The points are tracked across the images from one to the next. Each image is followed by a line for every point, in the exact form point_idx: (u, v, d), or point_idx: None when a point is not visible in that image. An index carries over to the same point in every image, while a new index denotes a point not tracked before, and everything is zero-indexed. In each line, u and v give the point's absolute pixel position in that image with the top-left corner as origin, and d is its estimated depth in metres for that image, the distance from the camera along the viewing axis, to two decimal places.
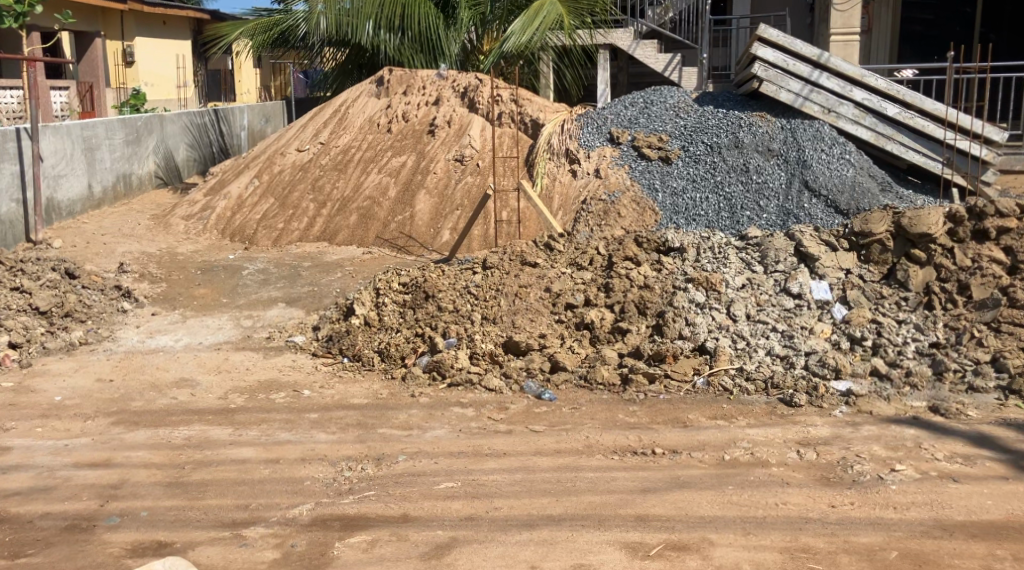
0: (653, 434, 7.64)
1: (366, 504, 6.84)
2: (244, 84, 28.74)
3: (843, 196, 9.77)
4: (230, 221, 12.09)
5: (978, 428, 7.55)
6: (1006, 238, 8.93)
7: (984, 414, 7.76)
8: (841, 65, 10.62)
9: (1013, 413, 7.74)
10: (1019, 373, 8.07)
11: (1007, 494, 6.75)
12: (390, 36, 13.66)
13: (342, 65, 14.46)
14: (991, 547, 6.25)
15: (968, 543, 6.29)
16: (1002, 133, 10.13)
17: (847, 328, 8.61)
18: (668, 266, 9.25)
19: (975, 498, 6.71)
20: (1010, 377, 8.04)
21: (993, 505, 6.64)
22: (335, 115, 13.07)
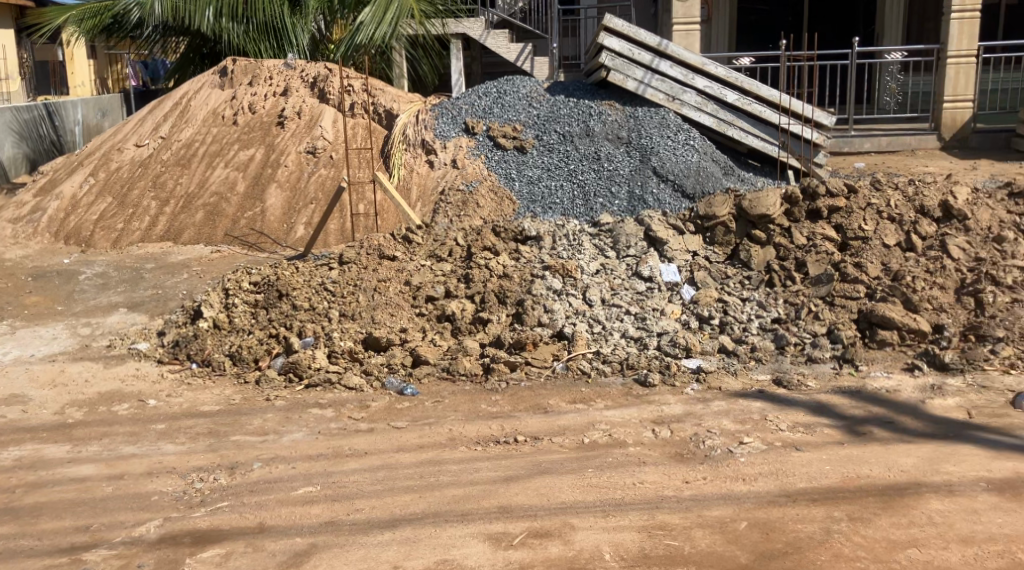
0: (515, 422, 7.67)
1: (219, 516, 6.56)
2: (77, 75, 25.88)
3: (689, 181, 10.05)
4: (63, 223, 11.31)
5: (817, 397, 8.03)
6: (835, 217, 9.57)
7: (822, 383, 8.27)
8: (682, 53, 10.93)
9: (847, 381, 8.30)
10: (853, 345, 8.58)
11: (843, 458, 7.17)
12: (232, 24, 12.99)
13: (183, 53, 13.70)
14: (829, 510, 6.62)
15: (809, 508, 6.63)
16: (831, 117, 10.62)
17: (696, 308, 8.94)
18: (525, 255, 9.28)
19: (815, 465, 7.10)
20: (844, 348, 8.56)
21: (831, 469, 7.04)
22: (175, 107, 12.29)
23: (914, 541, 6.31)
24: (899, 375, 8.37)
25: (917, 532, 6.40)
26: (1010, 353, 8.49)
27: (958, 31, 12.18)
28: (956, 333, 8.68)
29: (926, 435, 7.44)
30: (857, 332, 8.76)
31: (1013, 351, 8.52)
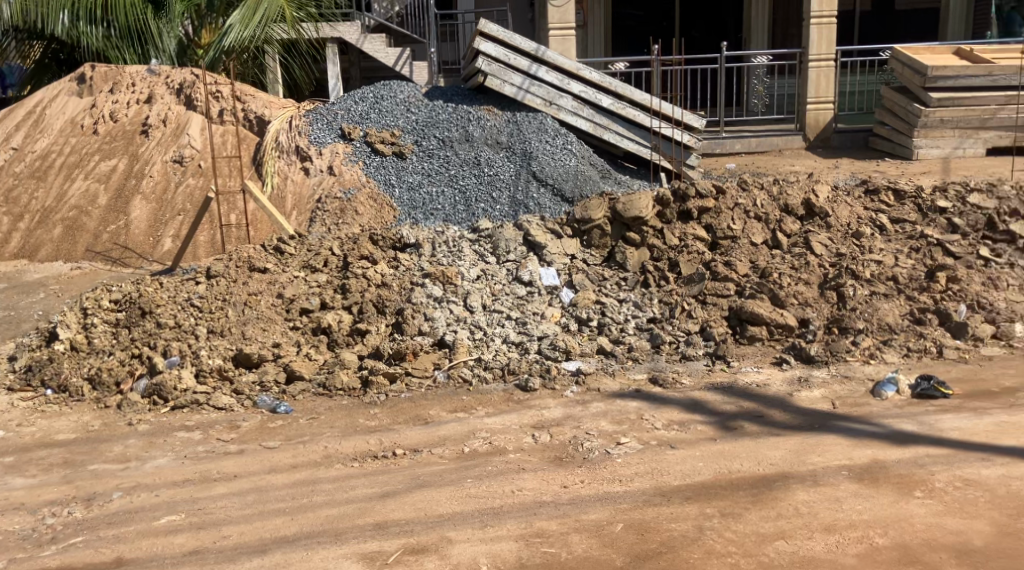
0: (393, 436, 7.52)
1: (72, 554, 6.27)
2: None
3: (569, 184, 10.04)
4: None
5: (691, 395, 8.17)
6: (706, 217, 9.71)
7: (696, 380, 8.42)
8: (557, 58, 10.94)
9: (720, 376, 8.46)
10: (723, 342, 8.81)
11: (716, 454, 7.31)
12: (91, 28, 12.28)
13: (40, 60, 12.94)
14: (702, 507, 6.74)
15: (683, 506, 6.75)
16: (700, 119, 10.83)
17: (575, 310, 8.98)
18: (404, 263, 9.11)
19: (688, 462, 7.22)
20: (715, 345, 8.77)
21: (704, 466, 7.17)
22: (29, 116, 11.55)
23: (781, 533, 6.48)
24: (768, 369, 8.58)
25: (783, 523, 6.57)
26: (869, 344, 8.71)
27: (816, 36, 12.67)
28: (821, 326, 8.92)
29: (793, 428, 7.66)
30: (729, 329, 8.99)
31: (873, 343, 8.75)
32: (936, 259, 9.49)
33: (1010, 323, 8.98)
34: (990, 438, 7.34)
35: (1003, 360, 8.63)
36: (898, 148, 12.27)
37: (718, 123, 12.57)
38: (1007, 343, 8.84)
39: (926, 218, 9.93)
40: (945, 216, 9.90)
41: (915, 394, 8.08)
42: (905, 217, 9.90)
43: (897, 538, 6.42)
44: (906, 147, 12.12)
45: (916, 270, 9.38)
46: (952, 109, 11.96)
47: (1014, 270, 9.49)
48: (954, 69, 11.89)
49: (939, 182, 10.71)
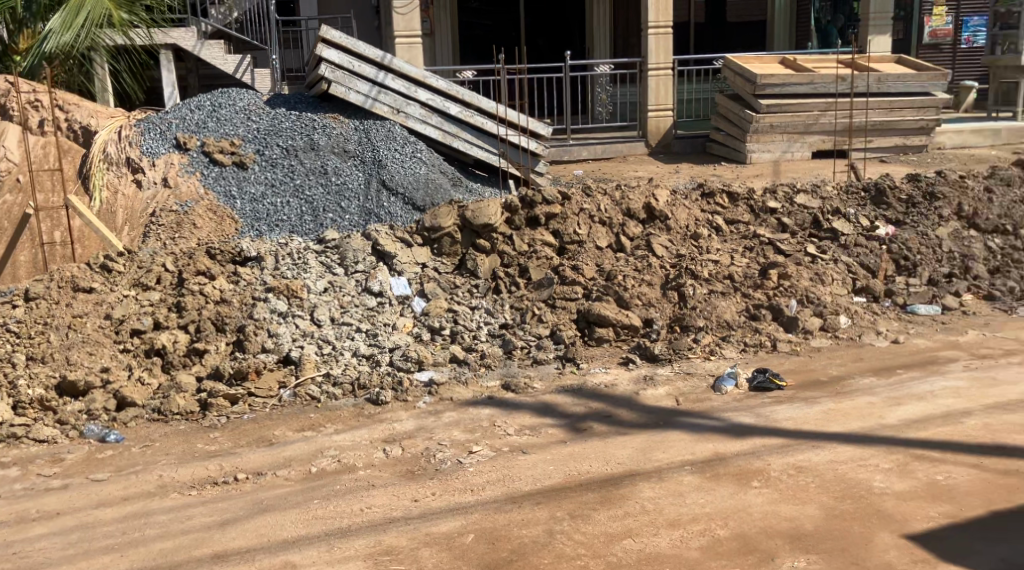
0: (235, 460, 7.25)
1: None
2: None
3: (420, 193, 9.94)
4: None
5: (543, 398, 8.16)
6: (553, 223, 9.78)
7: (547, 384, 8.41)
8: (402, 66, 10.83)
9: (571, 379, 8.48)
10: (572, 344, 8.92)
11: (566, 457, 7.32)
12: None
13: None
14: (552, 510, 6.72)
15: (533, 511, 6.71)
16: (547, 127, 10.97)
17: (427, 320, 8.90)
18: (245, 277, 8.80)
19: (539, 467, 7.20)
20: (565, 348, 8.84)
21: (554, 470, 7.16)
22: None
23: (629, 531, 6.51)
24: (616, 369, 8.65)
25: (631, 521, 6.60)
26: (709, 340, 8.97)
27: (654, 45, 13.02)
28: (663, 325, 9.14)
29: (639, 426, 7.73)
30: (578, 332, 9.08)
31: (713, 339, 9.01)
32: (769, 257, 9.85)
33: (836, 316, 9.32)
34: (820, 426, 7.61)
35: (830, 350, 8.96)
36: (731, 152, 12.69)
37: (565, 130, 12.66)
38: (834, 335, 9.18)
39: (757, 219, 10.39)
40: (774, 216, 10.41)
41: (751, 387, 8.30)
42: (739, 218, 10.32)
43: (739, 528, 6.52)
44: (739, 151, 12.52)
45: (749, 267, 9.73)
46: (780, 115, 12.38)
47: (837, 265, 9.88)
48: (779, 77, 12.29)
49: (769, 185, 11.12)
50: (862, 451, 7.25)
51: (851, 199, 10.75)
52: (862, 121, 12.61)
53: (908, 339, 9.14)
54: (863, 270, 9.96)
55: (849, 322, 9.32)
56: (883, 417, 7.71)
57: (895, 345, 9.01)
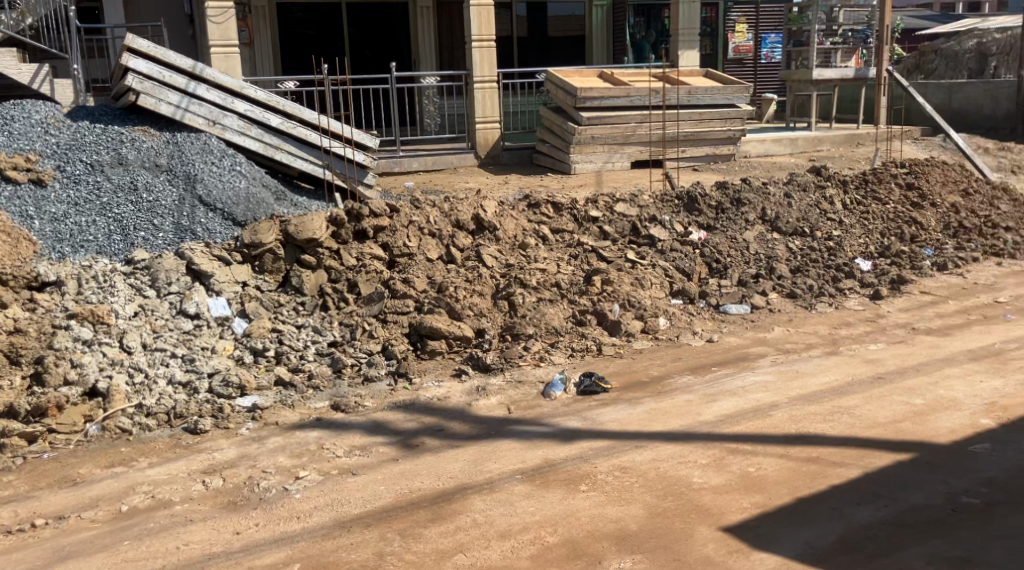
0: (32, 503, 6.77)
1: None
2: None
3: (240, 208, 9.54)
4: None
5: (374, 417, 7.90)
6: (382, 236, 9.60)
7: (379, 402, 8.15)
8: (217, 76, 10.43)
9: (403, 395, 8.24)
10: (405, 358, 8.67)
11: (397, 475, 7.10)
12: None
13: None
14: (382, 531, 6.51)
15: (361, 533, 6.49)
16: (375, 139, 10.82)
17: (249, 342, 8.50)
18: (44, 303, 8.24)
19: (369, 488, 6.95)
20: (397, 363, 8.56)
21: (385, 490, 6.93)
22: None
23: (460, 546, 6.36)
24: (449, 382, 8.45)
25: (462, 536, 6.46)
26: (538, 347, 8.91)
27: (479, 59, 12.89)
28: (494, 335, 8.99)
29: (471, 438, 7.58)
30: (411, 346, 8.84)
31: (542, 346, 8.95)
32: (592, 264, 9.99)
33: (656, 319, 9.45)
34: (643, 426, 7.67)
35: (651, 351, 9.04)
36: (557, 164, 12.75)
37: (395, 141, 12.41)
38: (654, 336, 9.28)
39: (581, 227, 10.49)
40: (596, 225, 10.55)
41: (578, 391, 8.28)
42: (564, 227, 10.39)
43: (568, 534, 6.45)
44: (564, 162, 12.59)
45: (575, 275, 9.78)
46: (601, 127, 12.46)
47: (655, 270, 10.04)
48: (598, 90, 12.38)
49: (592, 194, 11.25)
50: (681, 448, 7.35)
51: (665, 206, 11.14)
52: (674, 131, 12.78)
53: (721, 337, 9.34)
54: (678, 274, 10.10)
55: (667, 323, 9.48)
56: (701, 414, 7.84)
57: (709, 344, 9.18)
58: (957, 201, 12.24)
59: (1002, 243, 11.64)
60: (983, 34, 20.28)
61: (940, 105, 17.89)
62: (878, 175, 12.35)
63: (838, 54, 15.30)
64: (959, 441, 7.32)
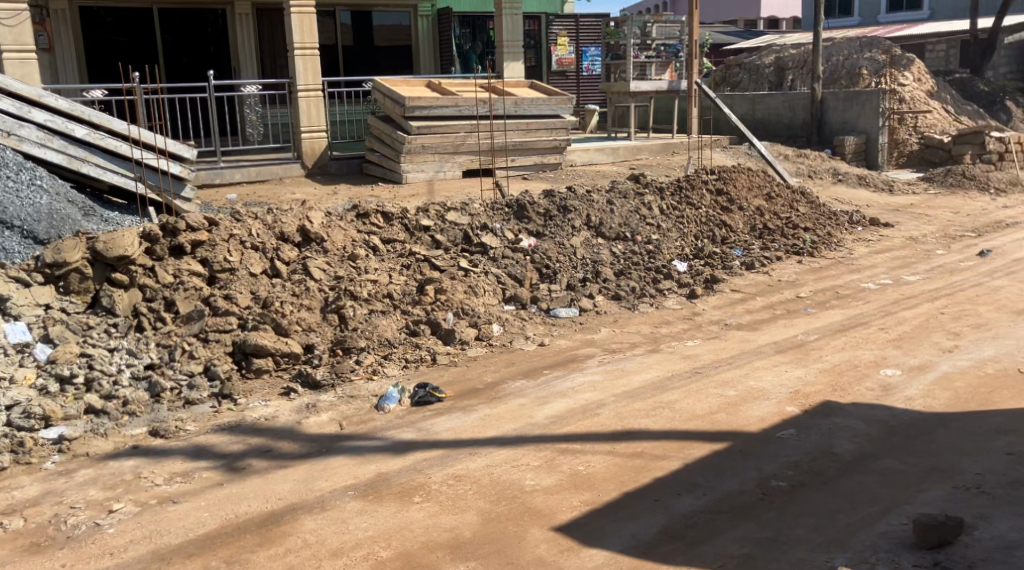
0: None
1: None
2: None
3: (41, 225, 8.98)
4: None
5: (196, 441, 7.53)
6: (201, 250, 9.18)
7: (202, 425, 7.77)
8: (11, 85, 9.90)
9: (227, 417, 7.90)
10: (229, 379, 8.29)
11: (222, 500, 6.77)
12: None
13: None
14: (206, 560, 6.22)
15: (182, 565, 6.18)
16: (192, 150, 10.51)
17: (54, 369, 7.97)
18: None
19: (192, 515, 6.61)
20: (221, 384, 8.20)
21: (209, 516, 6.60)
22: None
23: None
24: (276, 401, 8.14)
25: (293, 559, 6.22)
26: (371, 360, 8.68)
27: (302, 67, 12.57)
28: (325, 350, 8.75)
29: (302, 456, 7.31)
30: (235, 364, 8.46)
31: (374, 359, 8.73)
32: (426, 274, 9.83)
33: (489, 325, 9.37)
34: (477, 433, 7.57)
35: (485, 358, 8.93)
36: (387, 173, 12.56)
37: (216, 152, 11.97)
38: (488, 343, 9.18)
39: (412, 237, 10.34)
40: (428, 233, 10.42)
41: (412, 402, 8.10)
42: (396, 237, 10.21)
43: (402, 547, 6.29)
44: (394, 172, 12.42)
45: (407, 285, 9.59)
46: (431, 136, 12.38)
47: (488, 277, 9.96)
48: (427, 100, 12.27)
49: (423, 203, 11.14)
50: (514, 452, 7.29)
51: (496, 214, 11.08)
52: (502, 141, 12.85)
53: (552, 341, 9.34)
54: (510, 281, 10.07)
55: (500, 330, 9.41)
56: (531, 416, 7.80)
57: (541, 348, 9.16)
58: (762, 205, 12.74)
59: (801, 243, 12.20)
60: (781, 51, 21.23)
61: (745, 116, 18.59)
62: (691, 182, 12.64)
63: (652, 67, 15.69)
64: (767, 429, 7.55)
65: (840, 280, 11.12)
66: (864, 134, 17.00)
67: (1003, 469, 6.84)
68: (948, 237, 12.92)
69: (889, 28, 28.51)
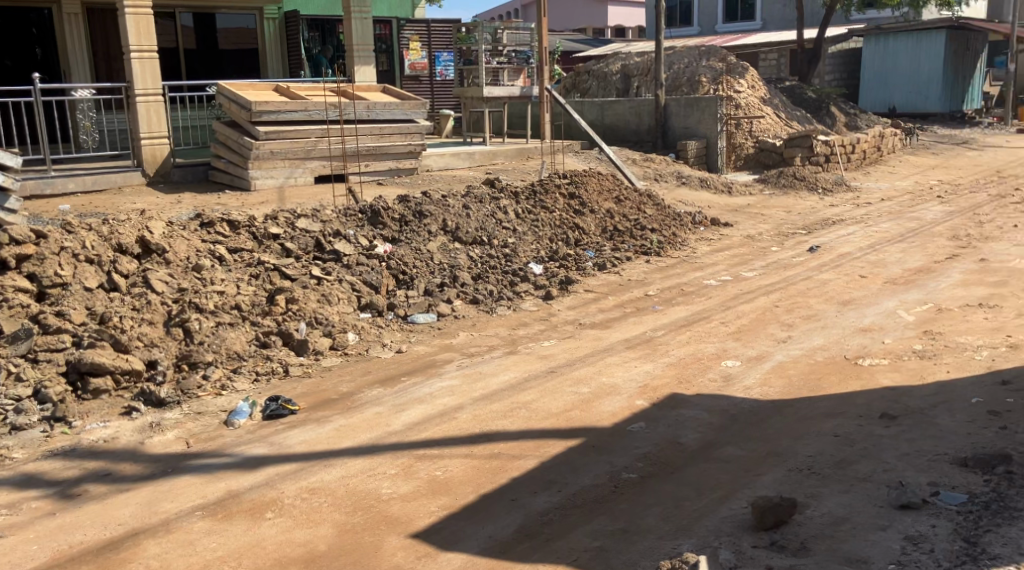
0: None
1: None
2: None
3: None
4: None
5: (23, 470, 7.26)
6: (27, 265, 8.94)
7: (31, 452, 7.51)
8: None
9: (60, 442, 7.64)
10: (62, 401, 8.03)
11: (54, 530, 6.57)
12: None
13: None
14: None
15: None
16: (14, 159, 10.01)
17: None
18: None
19: (19, 549, 6.40)
20: (53, 408, 7.94)
21: (40, 548, 6.40)
22: None
23: None
24: (116, 422, 7.91)
25: None
26: (220, 375, 8.53)
27: (140, 70, 12.28)
28: (169, 366, 8.54)
29: (142, 478, 7.12)
30: (68, 386, 8.18)
31: (223, 374, 8.58)
32: (276, 283, 9.69)
33: (344, 334, 9.33)
34: (331, 444, 7.53)
35: (340, 368, 8.90)
36: (235, 179, 12.32)
37: (45, 161, 11.49)
38: (343, 352, 9.15)
39: (261, 246, 10.18)
40: (278, 242, 10.28)
41: (264, 416, 8.01)
42: (242, 246, 10.03)
43: (254, 565, 6.22)
44: (242, 179, 12.17)
45: (257, 296, 9.46)
46: (279, 141, 12.20)
47: (342, 284, 9.90)
48: (275, 103, 12.11)
49: (272, 209, 11.05)
50: (371, 461, 7.28)
51: (349, 220, 11.01)
52: (354, 145, 12.79)
53: (410, 347, 9.35)
54: (365, 288, 10.02)
55: (356, 338, 9.37)
56: (388, 424, 7.81)
57: (399, 355, 9.18)
58: (612, 207, 13.06)
59: (649, 243, 12.59)
60: (626, 59, 21.77)
61: (594, 122, 19.06)
62: (544, 186, 12.82)
63: (504, 73, 15.84)
64: (618, 423, 7.77)
65: (684, 278, 11.51)
66: (705, 139, 17.60)
67: (831, 449, 7.17)
68: (780, 235, 13.53)
69: (725, 38, 29.62)
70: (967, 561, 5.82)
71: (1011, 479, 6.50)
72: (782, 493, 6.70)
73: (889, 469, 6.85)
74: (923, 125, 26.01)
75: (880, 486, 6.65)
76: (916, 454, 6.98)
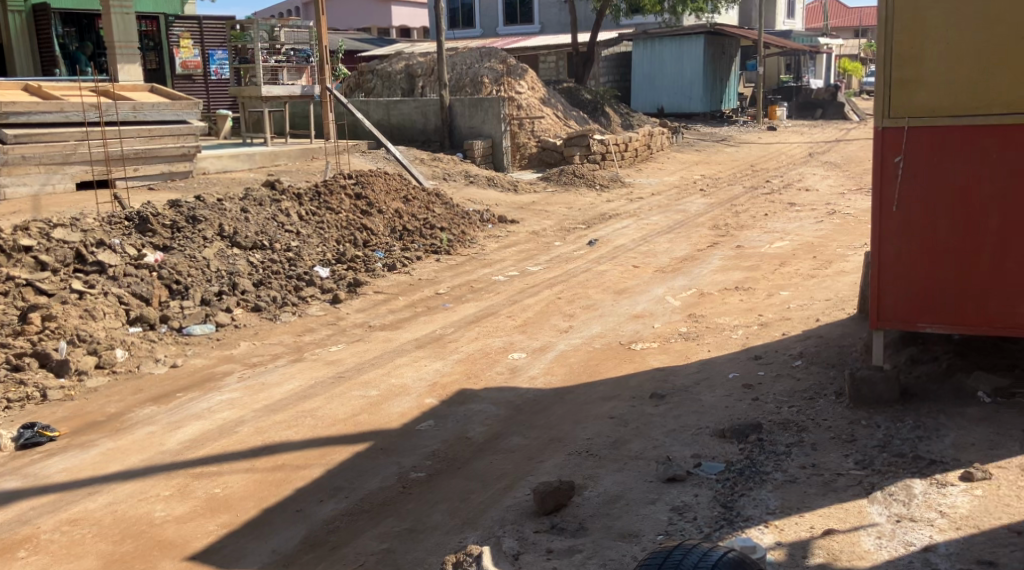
0: None
1: None
2: None
3: None
4: None
5: None
6: None
7: None
8: None
9: None
10: None
11: None
12: None
13: None
14: None
15: None
16: None
17: None
18: None
19: None
20: None
21: None
22: None
23: None
24: None
25: None
26: None
27: None
28: None
29: None
30: None
31: None
32: (29, 299, 9.33)
33: (111, 351, 9.09)
34: (97, 470, 7.36)
35: (106, 389, 8.66)
36: None
37: None
38: (111, 371, 8.92)
39: (10, 259, 9.66)
40: (30, 255, 9.76)
41: (18, 446, 7.75)
42: None
43: None
44: None
45: (6, 314, 9.10)
46: (30, 145, 11.59)
47: (107, 298, 9.62)
48: (23, 105, 11.58)
49: (22, 219, 10.62)
50: (140, 485, 7.16)
51: (113, 228, 10.66)
52: (118, 149, 12.34)
53: (185, 361, 9.22)
54: (134, 300, 9.77)
55: (125, 355, 9.15)
56: (161, 444, 7.70)
57: (173, 370, 9.04)
58: (400, 206, 13.24)
59: (438, 242, 12.81)
60: (408, 58, 22.01)
61: (381, 121, 19.19)
62: (329, 187, 12.84)
63: (284, 71, 15.74)
64: (407, 423, 7.96)
65: (474, 275, 11.85)
66: (490, 139, 18.08)
67: (607, 431, 7.56)
68: (562, 230, 14.09)
69: (504, 41, 30.38)
70: (724, 524, 6.13)
71: (762, 445, 6.96)
72: (563, 476, 6.97)
73: (658, 445, 7.22)
74: (687, 124, 27.58)
75: (650, 463, 6.99)
76: (681, 429, 7.40)
